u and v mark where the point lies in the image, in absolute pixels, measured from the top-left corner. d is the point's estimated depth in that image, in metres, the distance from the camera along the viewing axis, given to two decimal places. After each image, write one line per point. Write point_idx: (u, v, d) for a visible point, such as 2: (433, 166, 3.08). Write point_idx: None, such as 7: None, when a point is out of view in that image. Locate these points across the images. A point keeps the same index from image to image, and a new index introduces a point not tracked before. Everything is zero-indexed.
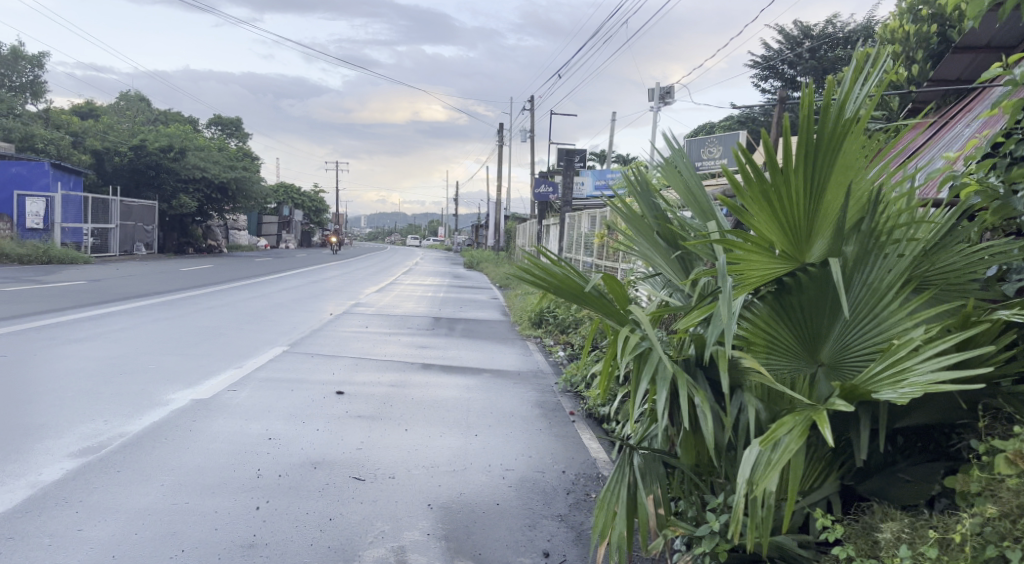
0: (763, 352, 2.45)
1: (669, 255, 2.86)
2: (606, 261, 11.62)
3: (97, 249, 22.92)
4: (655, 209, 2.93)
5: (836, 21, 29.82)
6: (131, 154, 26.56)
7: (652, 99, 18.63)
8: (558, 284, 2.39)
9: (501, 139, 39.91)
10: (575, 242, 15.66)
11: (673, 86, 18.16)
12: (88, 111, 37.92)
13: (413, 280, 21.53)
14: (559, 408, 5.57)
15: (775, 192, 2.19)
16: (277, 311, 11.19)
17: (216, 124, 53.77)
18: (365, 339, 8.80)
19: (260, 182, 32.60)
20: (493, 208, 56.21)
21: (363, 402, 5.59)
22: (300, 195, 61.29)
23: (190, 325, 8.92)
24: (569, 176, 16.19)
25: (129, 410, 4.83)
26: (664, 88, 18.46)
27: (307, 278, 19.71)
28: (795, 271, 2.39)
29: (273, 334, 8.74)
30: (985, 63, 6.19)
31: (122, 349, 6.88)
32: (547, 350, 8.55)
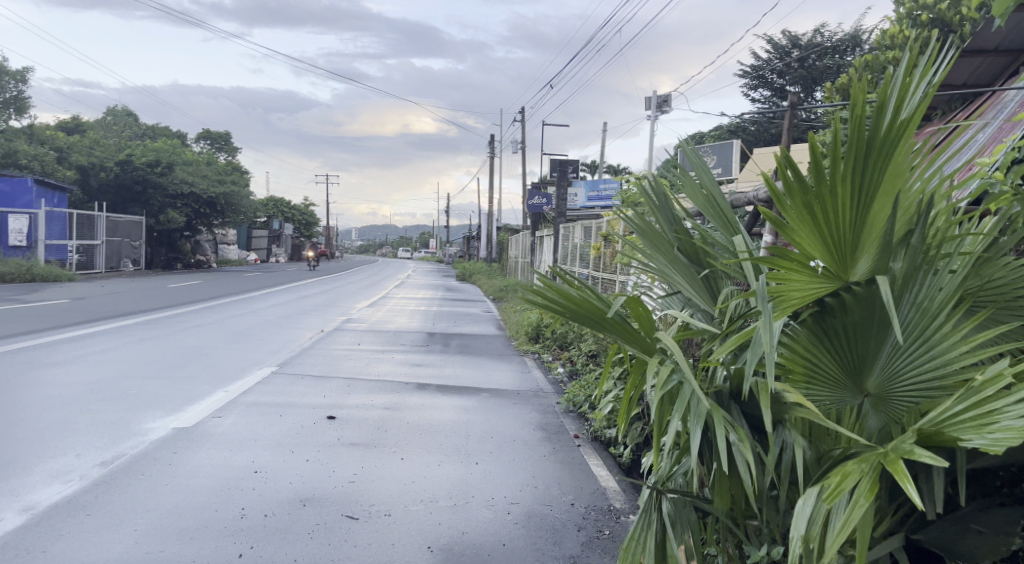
0: (802, 382, 2.20)
1: (694, 273, 2.61)
2: (602, 273, 11.39)
3: (82, 266, 22.53)
4: (674, 223, 2.69)
5: (824, 31, 29.92)
6: (117, 169, 26.21)
7: (648, 108, 18.45)
8: (573, 307, 2.14)
9: (492, 150, 39.73)
10: (569, 254, 15.43)
11: (669, 94, 18.01)
12: (74, 126, 37.54)
13: (405, 293, 21.24)
14: (563, 431, 5.29)
15: (818, 203, 1.94)
16: (265, 329, 10.88)
17: (205, 139, 53.47)
18: (357, 357, 8.51)
19: (249, 196, 32.27)
20: (485, 219, 56.05)
21: (356, 427, 5.29)
22: (290, 209, 60.98)
23: (175, 345, 8.61)
24: (563, 187, 15.98)
25: (105, 443, 4.52)
26: (660, 96, 18.31)
27: (297, 293, 19.39)
28: (837, 291, 2.13)
29: (262, 354, 8.44)
30: (990, 68, 6.15)
31: (102, 374, 6.57)
32: (546, 366, 8.29)
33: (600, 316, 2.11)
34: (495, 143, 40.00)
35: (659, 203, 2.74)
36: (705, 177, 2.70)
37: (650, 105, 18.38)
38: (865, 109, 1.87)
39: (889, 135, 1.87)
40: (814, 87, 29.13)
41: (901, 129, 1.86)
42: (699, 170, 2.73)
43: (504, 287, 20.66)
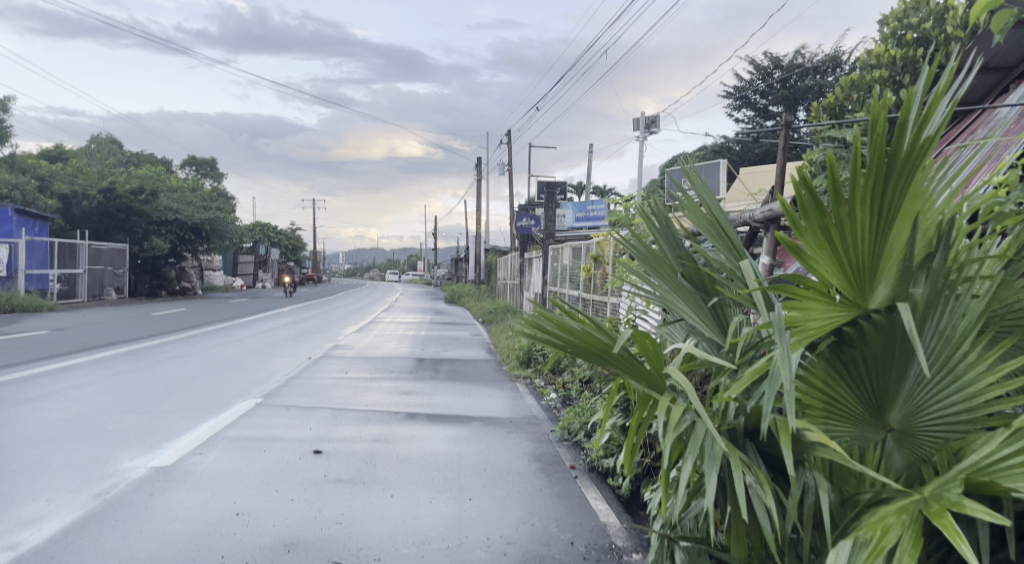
0: (820, 418, 2.04)
1: (701, 301, 2.47)
2: (593, 294, 11.28)
3: (63, 296, 22.16)
4: (677, 247, 2.56)
5: (805, 51, 30.30)
6: (100, 197, 25.94)
7: (636, 128, 18.48)
8: (576, 342, 1.99)
9: (479, 173, 39.75)
10: (559, 275, 15.32)
11: (658, 114, 18.06)
12: (56, 154, 37.22)
13: (393, 318, 21.01)
14: (559, 462, 5.11)
15: (837, 227, 1.80)
16: (250, 358, 10.64)
17: (190, 165, 53.22)
18: (344, 386, 8.29)
19: (235, 221, 32.01)
20: (472, 241, 56.01)
21: (343, 462, 5.08)
22: (276, 234, 60.67)
23: (157, 376, 8.36)
24: (551, 208, 15.90)
25: (77, 486, 4.30)
26: (648, 116, 18.37)
27: (284, 320, 19.13)
28: (855, 320, 1.99)
29: (246, 384, 8.20)
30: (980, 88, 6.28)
31: (78, 411, 6.32)
32: (539, 392, 8.11)
33: (605, 352, 1.96)
34: (481, 166, 40.03)
35: (660, 227, 2.61)
36: (708, 198, 2.57)
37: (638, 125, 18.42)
38: (885, 127, 1.74)
39: (911, 154, 1.74)
40: (797, 106, 29.42)
41: (924, 147, 1.73)
42: (702, 191, 2.59)
43: (493, 309, 20.49)
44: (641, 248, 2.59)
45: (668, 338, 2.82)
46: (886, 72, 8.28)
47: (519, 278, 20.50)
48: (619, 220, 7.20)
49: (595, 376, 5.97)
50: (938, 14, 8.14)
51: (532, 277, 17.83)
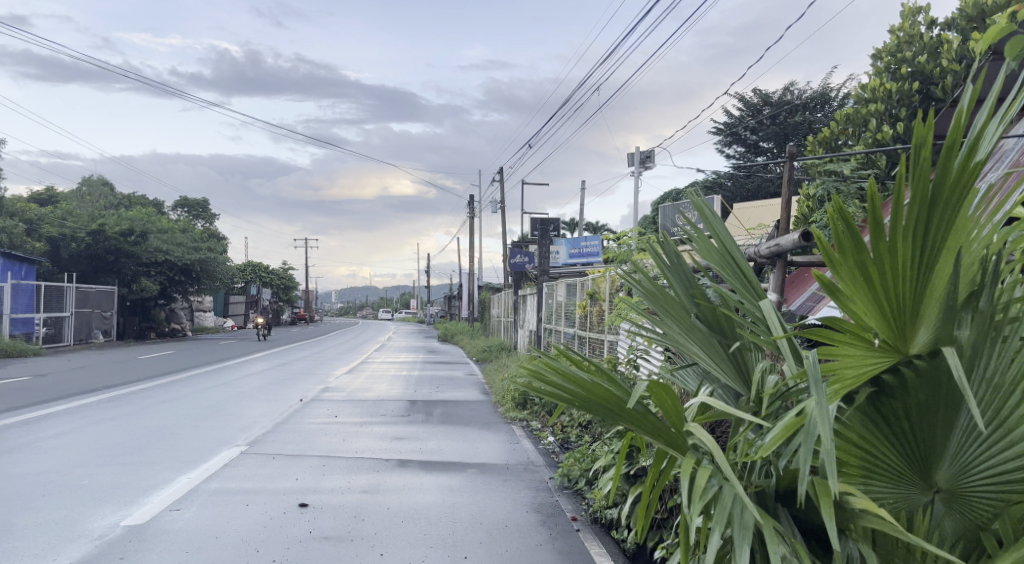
0: (858, 476, 1.83)
1: (720, 345, 2.26)
2: (590, 332, 11.06)
3: (49, 339, 21.77)
4: (689, 286, 2.36)
5: (793, 88, 30.66)
6: (89, 239, 25.71)
7: (632, 164, 18.51)
8: (584, 395, 1.76)
9: (471, 211, 39.77)
10: (553, 312, 15.11)
11: (653, 149, 18.08)
12: (47, 197, 37.06)
13: (385, 357, 20.68)
14: (559, 512, 4.83)
15: (878, 264, 1.59)
16: (238, 402, 10.31)
17: (182, 206, 53.12)
18: (333, 431, 7.97)
19: (226, 262, 31.75)
20: (466, 278, 55.88)
21: (331, 516, 4.77)
22: (268, 274, 60.40)
23: (138, 424, 8.03)
24: (545, 245, 15.77)
25: (41, 549, 3.98)
26: (643, 151, 18.39)
27: (274, 361, 18.77)
28: (895, 367, 1.76)
29: (232, 430, 7.88)
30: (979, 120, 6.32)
31: (51, 464, 6.00)
32: (535, 435, 7.85)
33: (617, 406, 1.73)
34: (473, 203, 40.06)
35: (671, 262, 2.41)
36: (722, 233, 2.37)
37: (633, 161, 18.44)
38: (930, 154, 1.54)
39: (959, 182, 1.54)
40: (787, 142, 29.66)
41: (974, 174, 1.53)
42: (716, 224, 2.40)
43: (487, 348, 20.20)
44: (648, 286, 2.39)
45: (681, 383, 2.61)
46: (882, 105, 8.28)
47: (513, 315, 20.27)
48: (615, 256, 7.01)
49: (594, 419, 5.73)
50: (931, 49, 8.21)
51: (526, 314, 17.61)
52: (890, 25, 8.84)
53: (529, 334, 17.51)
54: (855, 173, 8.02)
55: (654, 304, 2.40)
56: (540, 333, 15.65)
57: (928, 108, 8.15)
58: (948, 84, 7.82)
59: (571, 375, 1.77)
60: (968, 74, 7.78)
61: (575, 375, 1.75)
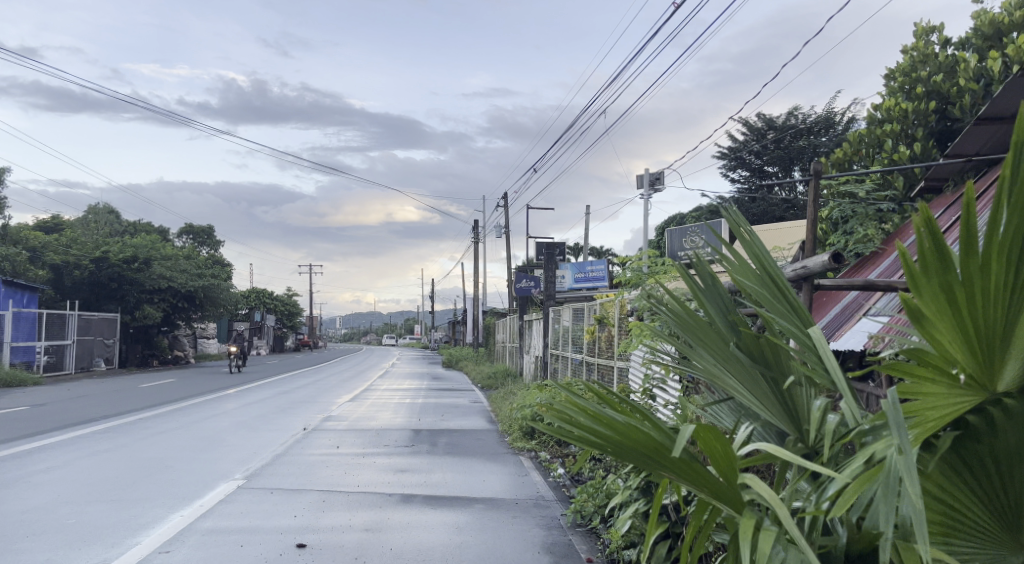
0: (940, 536, 1.56)
1: (763, 379, 2.01)
2: (599, 358, 10.78)
3: (50, 368, 21.54)
4: (725, 312, 2.13)
5: (797, 112, 30.63)
6: (92, 267, 25.61)
7: (641, 186, 18.37)
8: (617, 439, 1.51)
9: (475, 236, 39.66)
10: (559, 338, 14.83)
11: (662, 171, 17.92)
12: (53, 225, 37.16)
13: (389, 384, 20.39)
14: (574, 554, 4.53)
15: (966, 288, 1.35)
16: (238, 432, 10.03)
17: (187, 233, 53.17)
18: (335, 464, 7.66)
19: (229, 288, 31.62)
20: (470, 303, 55.71)
21: (330, 558, 4.48)
22: (273, 299, 60.39)
23: (133, 456, 7.76)
24: (552, 269, 15.55)
25: None
26: (653, 173, 18.24)
27: (276, 389, 18.47)
28: (982, 407, 1.50)
29: (230, 463, 7.59)
30: (1001, 141, 6.17)
31: (38, 502, 5.72)
32: (545, 467, 7.54)
33: (657, 453, 1.48)
34: (477, 229, 39.97)
35: (704, 285, 2.18)
36: (760, 253, 2.14)
37: (642, 183, 18.29)
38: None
39: None
40: (793, 166, 29.53)
41: None
42: (754, 244, 2.17)
43: (493, 374, 19.90)
44: (678, 312, 2.15)
45: (714, 420, 2.36)
46: (898, 125, 8.09)
47: (518, 341, 20.00)
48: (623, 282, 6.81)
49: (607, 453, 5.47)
50: (947, 68, 8.04)
51: (533, 340, 17.35)
52: (903, 45, 8.69)
53: (535, 360, 17.21)
54: (873, 195, 7.81)
55: (684, 332, 2.16)
56: (547, 359, 15.36)
57: (946, 128, 7.94)
58: (966, 104, 7.62)
59: (602, 417, 1.53)
60: (987, 93, 7.55)
61: (608, 417, 1.50)
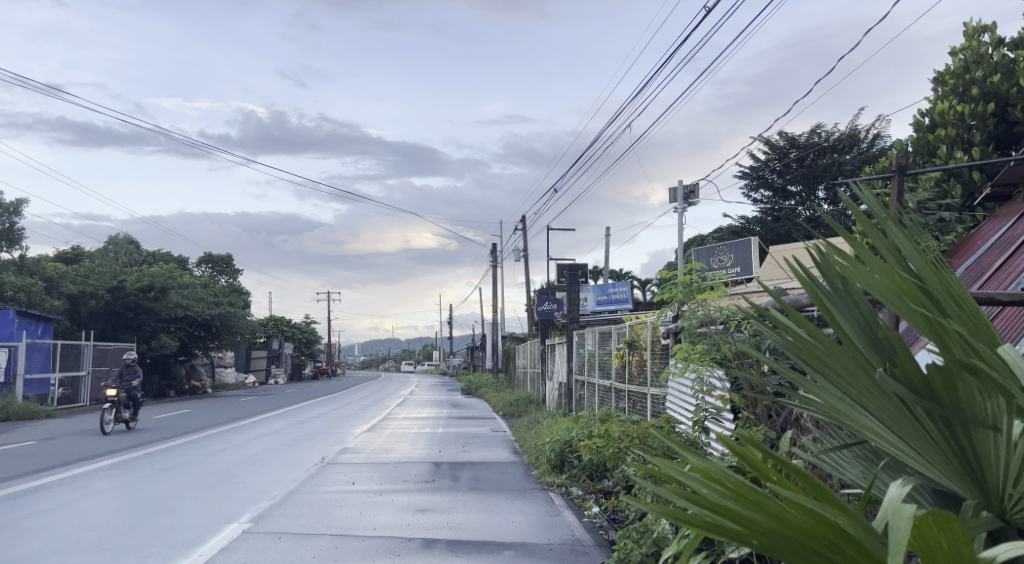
0: None
1: (923, 419, 1.44)
2: (629, 384, 10.19)
3: (64, 400, 21.22)
4: (861, 325, 1.56)
5: (820, 130, 30.14)
6: (108, 296, 25.40)
7: (674, 201, 17.86)
8: (769, 525, 1.09)
9: (492, 261, 39.24)
10: (584, 363, 14.24)
11: (696, 185, 17.42)
12: (73, 256, 37.31)
13: (408, 413, 19.87)
14: None
15: None
16: (249, 466, 9.51)
17: (205, 262, 53.33)
18: (349, 503, 7.08)
19: (247, 316, 31.34)
20: (489, 328, 55.36)
21: None
22: (291, 328, 60.48)
23: (134, 497, 7.25)
24: (574, 291, 14.97)
25: None
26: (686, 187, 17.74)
27: (293, 419, 17.99)
28: None
29: (236, 502, 7.04)
30: None
31: (21, 554, 5.22)
32: (578, 505, 6.91)
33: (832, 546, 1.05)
34: (494, 254, 39.52)
35: (834, 292, 1.62)
36: (907, 244, 1.56)
37: (675, 198, 17.76)
38: None
39: None
40: (817, 184, 28.97)
41: None
42: (893, 233, 1.60)
43: (514, 401, 19.32)
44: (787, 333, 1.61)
45: (834, 473, 1.77)
46: (953, 130, 7.51)
47: (540, 366, 19.41)
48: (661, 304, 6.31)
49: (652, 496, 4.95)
50: (1004, 69, 7.45)
51: (555, 365, 16.80)
52: (953, 46, 8.09)
53: (558, 387, 16.57)
54: (930, 205, 7.19)
55: (797, 355, 1.62)
56: (571, 385, 14.73)
57: (1006, 131, 7.35)
58: None
59: (757, 496, 1.10)
60: None
61: (764, 496, 1.08)
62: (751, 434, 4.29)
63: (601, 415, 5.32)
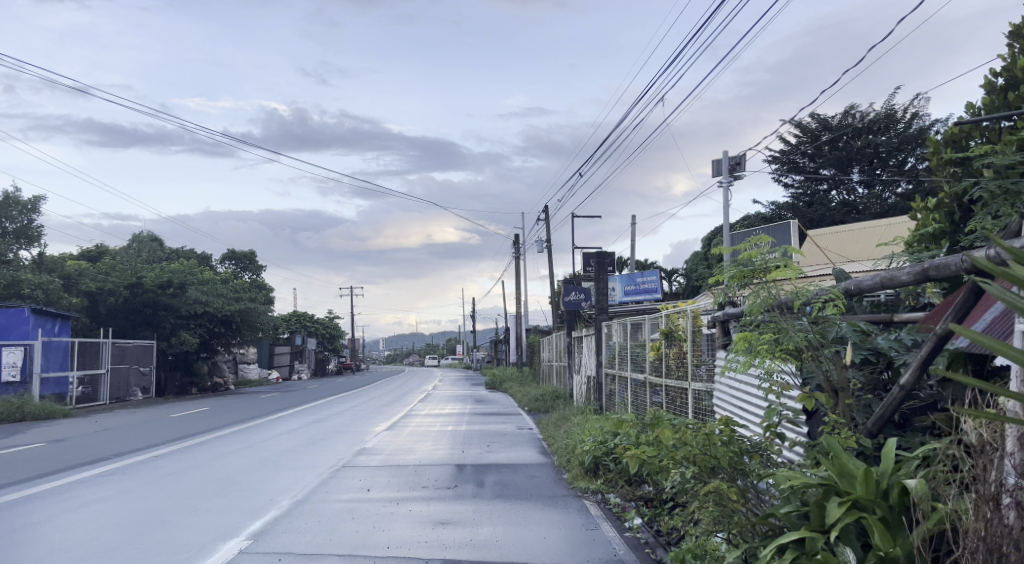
0: None
1: None
2: (667, 378, 9.34)
3: (85, 399, 20.93)
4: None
5: (855, 111, 28.83)
6: (127, 293, 25.05)
7: (717, 174, 16.91)
8: None
9: (516, 252, 38.49)
10: (613, 356, 13.42)
11: (742, 156, 16.41)
12: (96, 254, 37.30)
13: (430, 409, 19.21)
14: None
15: None
16: (259, 470, 8.88)
17: (229, 259, 53.18)
18: (360, 513, 6.39)
19: (267, 311, 30.93)
20: (512, 322, 54.75)
21: None
22: (313, 322, 60.43)
23: (130, 509, 6.63)
24: (603, 280, 14.11)
25: None
26: (731, 157, 16.77)
27: (312, 417, 17.43)
28: None
29: (238, 514, 6.37)
30: None
31: None
32: (617, 517, 6.15)
33: None
34: (517, 245, 38.79)
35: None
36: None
37: (720, 170, 16.80)
38: None
39: None
40: (851, 167, 27.75)
41: None
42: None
43: (540, 395, 18.59)
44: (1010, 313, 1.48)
45: None
46: None
47: (568, 359, 18.60)
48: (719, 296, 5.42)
49: (707, 533, 4.12)
50: None
51: (583, 358, 16.01)
52: None
53: (587, 382, 15.75)
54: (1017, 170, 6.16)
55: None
56: (601, 379, 13.94)
57: None
58: None
59: None
60: None
61: None
62: (841, 440, 3.49)
63: (650, 418, 4.48)
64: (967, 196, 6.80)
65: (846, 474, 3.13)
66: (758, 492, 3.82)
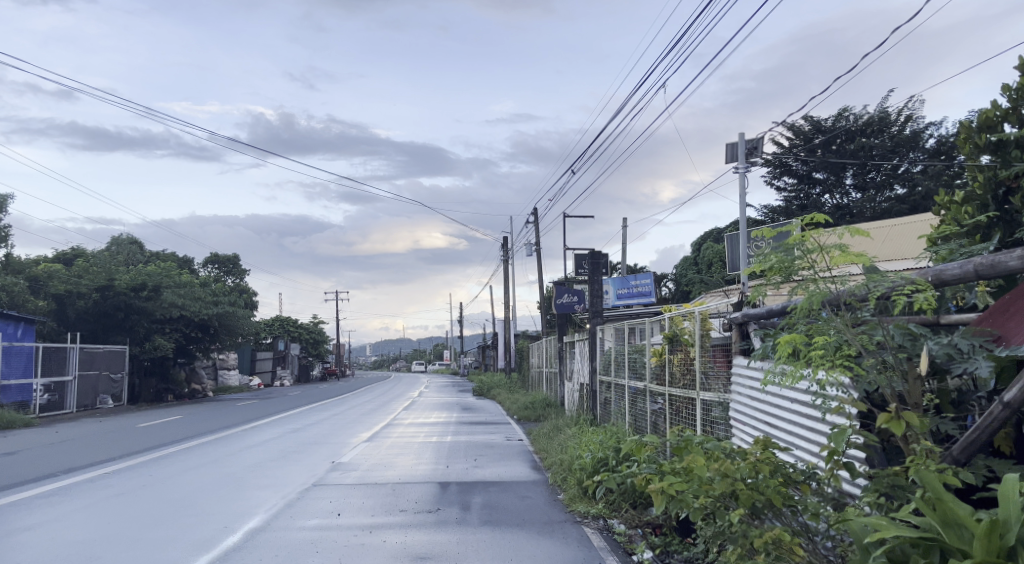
0: None
1: None
2: (671, 387, 8.50)
3: (50, 407, 19.91)
4: None
5: (849, 113, 28.18)
6: (96, 295, 23.91)
7: (732, 160, 16.19)
8: None
9: (505, 255, 37.72)
10: (608, 362, 12.58)
11: (758, 142, 15.64)
12: (72, 257, 36.16)
13: (414, 418, 18.33)
14: None
15: None
16: (222, 489, 8.00)
17: (213, 263, 51.95)
18: (327, 544, 5.55)
19: (249, 314, 29.87)
20: (501, 329, 53.94)
21: None
22: (298, 328, 59.48)
23: (64, 540, 5.74)
24: (597, 281, 13.25)
25: None
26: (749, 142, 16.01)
27: (290, 426, 16.49)
28: None
29: (185, 548, 5.48)
30: None
31: None
32: (623, 549, 5.33)
33: None
34: (505, 249, 37.97)
35: None
36: None
37: (736, 155, 16.10)
38: None
39: None
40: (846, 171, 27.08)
41: None
42: None
43: (530, 403, 17.76)
44: None
45: None
46: None
47: (559, 365, 17.78)
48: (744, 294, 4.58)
49: None
50: None
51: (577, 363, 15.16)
52: None
53: (580, 390, 14.96)
54: None
55: None
56: (596, 387, 13.13)
57: None
58: None
59: None
60: None
61: None
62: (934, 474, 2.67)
63: (673, 442, 3.64)
64: (1004, 184, 5.80)
65: (954, 523, 2.34)
66: (813, 535, 3.06)
